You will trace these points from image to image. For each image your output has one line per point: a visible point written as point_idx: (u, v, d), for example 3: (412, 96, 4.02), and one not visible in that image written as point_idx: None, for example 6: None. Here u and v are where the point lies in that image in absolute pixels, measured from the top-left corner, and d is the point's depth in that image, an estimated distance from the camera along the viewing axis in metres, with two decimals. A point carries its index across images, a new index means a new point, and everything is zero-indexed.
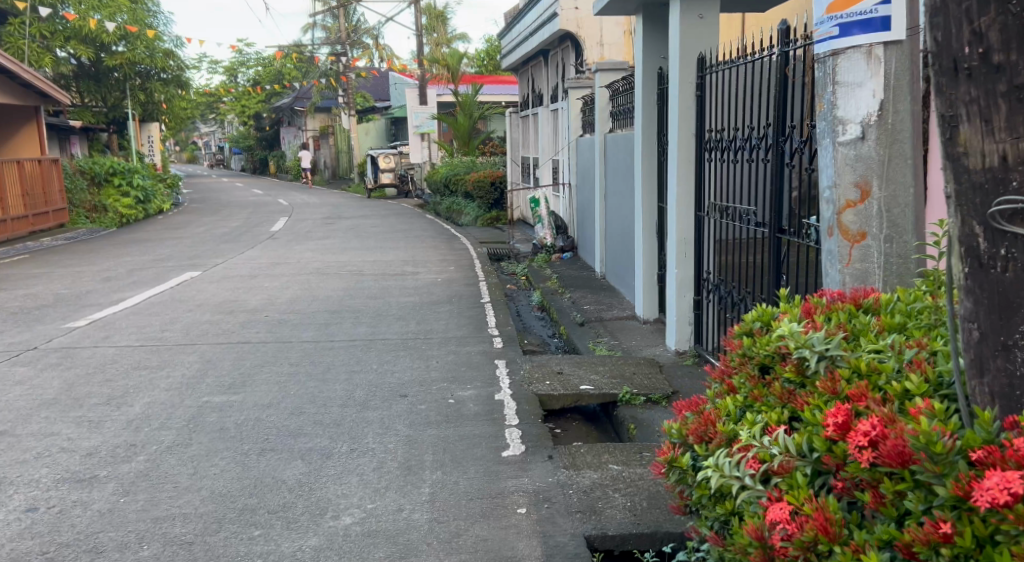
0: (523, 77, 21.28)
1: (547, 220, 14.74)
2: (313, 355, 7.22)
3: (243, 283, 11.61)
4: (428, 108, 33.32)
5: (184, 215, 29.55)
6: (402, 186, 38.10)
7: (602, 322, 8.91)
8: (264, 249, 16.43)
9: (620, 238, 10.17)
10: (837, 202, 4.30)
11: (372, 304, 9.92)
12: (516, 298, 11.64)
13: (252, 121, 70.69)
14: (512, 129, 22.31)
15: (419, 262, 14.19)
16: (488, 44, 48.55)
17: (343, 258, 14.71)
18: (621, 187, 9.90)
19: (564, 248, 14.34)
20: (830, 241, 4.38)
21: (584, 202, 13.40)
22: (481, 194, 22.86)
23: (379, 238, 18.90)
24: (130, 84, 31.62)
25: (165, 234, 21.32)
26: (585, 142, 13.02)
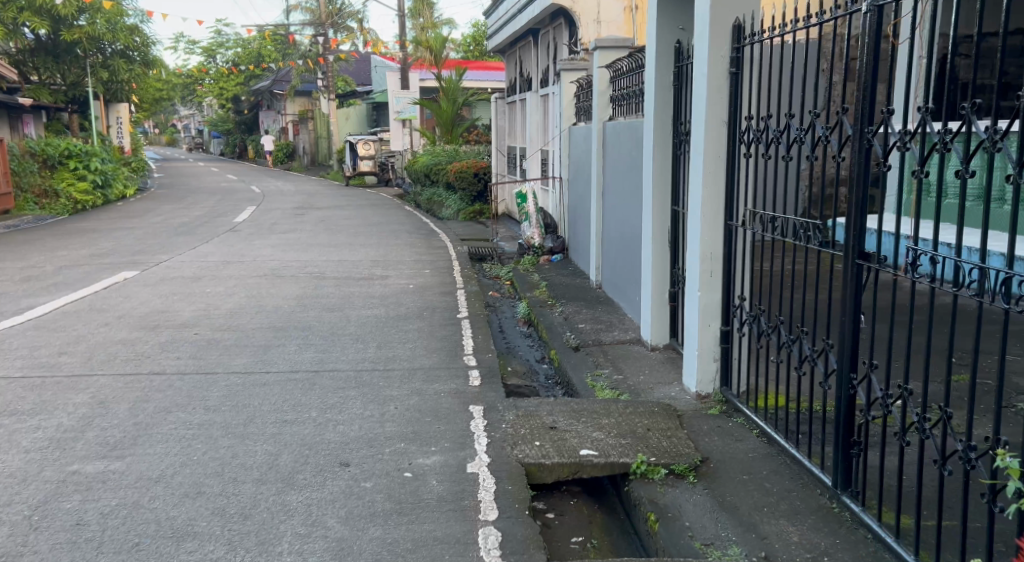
0: (510, 59, 19.72)
1: (535, 217, 13.21)
2: (237, 394, 5.73)
3: (182, 288, 10.11)
4: (410, 93, 31.70)
5: (147, 201, 28.03)
6: (383, 175, 36.51)
7: (602, 347, 7.38)
8: (219, 244, 14.91)
9: (623, 244, 8.62)
10: None
11: (327, 318, 8.42)
12: (500, 310, 10.14)
13: (231, 104, 68.97)
14: (498, 116, 20.74)
15: (391, 263, 12.66)
16: (474, 29, 46.84)
17: (306, 257, 13.19)
18: (626, 186, 8.36)
19: (554, 249, 12.88)
20: None
21: (577, 199, 11.87)
22: (463, 186, 21.33)
23: (351, 232, 17.38)
24: (90, 60, 30.87)
25: (119, 223, 19.81)
26: (580, 131, 11.50)
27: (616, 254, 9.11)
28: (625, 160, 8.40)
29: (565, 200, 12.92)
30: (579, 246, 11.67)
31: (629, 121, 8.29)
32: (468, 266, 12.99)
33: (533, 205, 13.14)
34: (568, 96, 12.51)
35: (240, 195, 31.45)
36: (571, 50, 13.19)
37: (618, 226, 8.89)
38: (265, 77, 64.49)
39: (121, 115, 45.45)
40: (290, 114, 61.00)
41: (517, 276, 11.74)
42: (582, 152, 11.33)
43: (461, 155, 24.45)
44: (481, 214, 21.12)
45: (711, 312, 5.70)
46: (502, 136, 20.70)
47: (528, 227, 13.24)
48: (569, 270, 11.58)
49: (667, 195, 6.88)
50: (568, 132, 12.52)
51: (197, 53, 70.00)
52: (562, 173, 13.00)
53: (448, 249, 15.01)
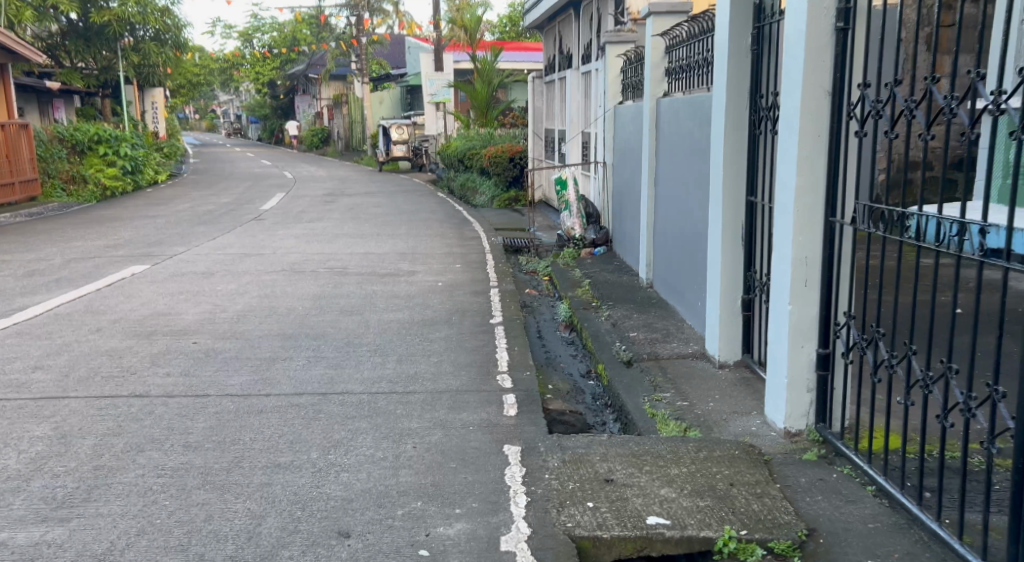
0: (548, 38, 18.62)
1: (575, 206, 12.04)
2: (226, 425, 4.79)
3: (190, 285, 9.21)
4: (444, 75, 30.72)
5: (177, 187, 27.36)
6: (417, 160, 35.65)
7: (659, 361, 6.34)
8: (239, 234, 14.04)
9: (680, 240, 7.58)
10: None
11: (343, 323, 7.46)
12: (537, 311, 9.13)
13: (267, 89, 68.48)
14: (535, 97, 19.64)
15: (420, 256, 11.68)
16: (511, 10, 45.69)
17: (330, 249, 12.26)
18: (684, 173, 7.35)
19: (597, 241, 11.84)
20: None
21: (622, 186, 10.80)
22: (499, 172, 20.31)
23: (380, 221, 16.44)
24: (121, 43, 30.23)
25: (142, 211, 19.05)
26: (627, 109, 10.39)
27: (669, 250, 8.06)
28: (684, 144, 7.38)
29: (609, 186, 11.84)
30: (625, 238, 10.62)
31: (688, 97, 7.24)
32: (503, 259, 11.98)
33: (573, 193, 12.06)
34: (612, 72, 11.45)
35: (272, 181, 30.70)
36: (618, 20, 12.13)
37: (673, 218, 7.85)
38: (300, 62, 63.87)
39: (155, 99, 44.85)
40: (325, 99, 60.37)
41: (556, 271, 10.71)
42: (629, 133, 10.24)
43: (497, 139, 23.42)
44: (517, 201, 20.10)
45: (806, 330, 4.67)
46: (540, 119, 19.62)
47: (568, 218, 12.11)
48: (613, 264, 10.53)
49: (742, 185, 5.90)
50: (613, 111, 11.41)
51: (233, 38, 69.59)
52: (605, 158, 11.90)
53: (482, 239, 14.01)
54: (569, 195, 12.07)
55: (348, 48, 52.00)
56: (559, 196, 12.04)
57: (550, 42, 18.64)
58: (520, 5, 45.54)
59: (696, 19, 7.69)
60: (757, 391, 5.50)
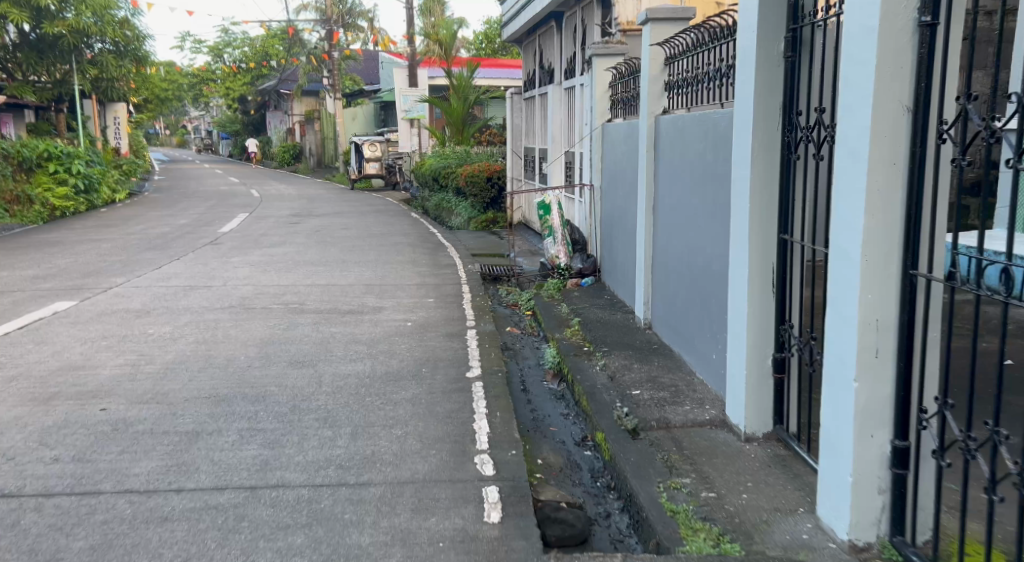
0: (528, 52, 17.58)
1: (560, 232, 11.02)
2: (113, 544, 3.65)
3: (120, 329, 8.05)
4: (418, 91, 29.63)
5: (135, 208, 26.06)
6: (390, 178, 34.52)
7: (670, 432, 5.22)
8: (190, 263, 12.85)
9: (687, 282, 6.47)
10: None
11: (292, 379, 6.33)
12: (520, 356, 8.00)
13: (238, 104, 67.16)
14: (514, 114, 18.58)
15: (388, 288, 10.56)
16: (487, 25, 44.69)
17: (288, 281, 11.11)
18: (693, 204, 6.26)
19: (584, 271, 10.79)
20: None
21: (614, 213, 9.72)
22: (476, 192, 19.22)
23: (347, 246, 15.29)
24: (77, 56, 28.97)
25: (90, 234, 17.79)
26: (619, 128, 9.34)
27: (674, 293, 6.94)
28: (691, 170, 6.30)
29: (598, 211, 10.79)
30: (616, 274, 9.52)
31: (697, 115, 6.17)
32: (480, 291, 10.88)
33: (558, 219, 11.01)
34: (600, 89, 10.45)
35: (236, 200, 29.43)
36: (604, 30, 11.10)
37: (679, 252, 6.74)
38: (272, 78, 62.66)
39: (119, 115, 43.39)
40: (297, 115, 59.05)
41: (541, 306, 9.59)
42: (621, 156, 9.18)
43: (473, 157, 22.33)
44: (495, 222, 19.02)
45: (878, 416, 3.53)
46: (519, 137, 18.56)
47: (552, 246, 11.04)
48: (603, 300, 9.44)
49: (773, 220, 4.80)
50: (603, 130, 10.36)
51: (203, 52, 68.14)
52: (593, 181, 10.85)
53: (457, 267, 12.90)
54: (553, 221, 11.02)
55: (320, 63, 50.78)
56: (543, 222, 10.97)
57: (529, 56, 17.59)
58: (496, 21, 44.56)
59: (707, 22, 6.57)
60: (799, 479, 4.39)
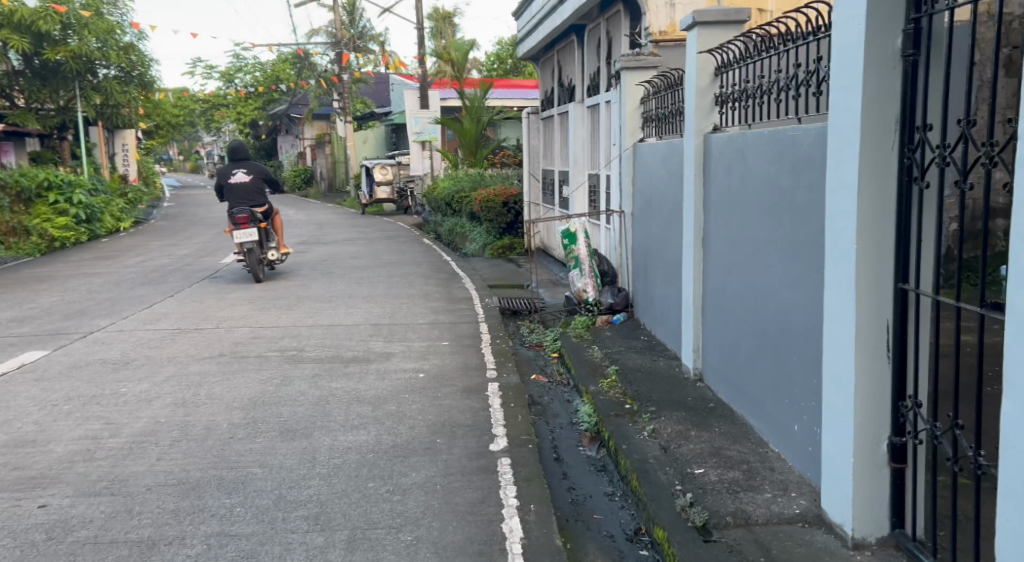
0: (545, 68, 16.60)
1: (589, 264, 9.97)
2: None
3: (90, 388, 7.05)
4: (430, 113, 28.72)
5: (139, 237, 25.19)
6: (401, 202, 33.59)
7: (752, 532, 4.13)
8: (184, 301, 11.88)
9: (753, 331, 5.42)
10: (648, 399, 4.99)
11: (280, 453, 5.31)
12: (549, 412, 6.92)
13: (249, 129, 66.67)
14: (530, 134, 17.56)
15: (397, 329, 9.54)
16: (499, 45, 43.86)
17: (287, 322, 10.10)
18: (759, 239, 5.22)
19: (615, 307, 9.77)
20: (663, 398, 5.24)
21: (650, 241, 8.68)
22: (491, 217, 18.22)
23: (355, 278, 14.30)
24: (80, 82, 28.26)
25: (85, 268, 16.87)
26: (657, 145, 8.32)
27: (733, 341, 5.88)
28: (755, 197, 5.25)
29: (630, 240, 9.79)
30: (654, 309, 8.48)
31: (759, 131, 5.13)
32: (499, 329, 9.84)
33: (585, 249, 9.95)
34: (631, 105, 9.49)
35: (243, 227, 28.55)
36: (635, 42, 10.14)
37: (739, 295, 5.67)
38: (283, 102, 62.11)
39: (127, 142, 42.62)
40: (307, 139, 58.37)
41: (569, 349, 8.51)
42: (659, 176, 8.14)
43: (488, 180, 21.35)
44: (511, 249, 18.00)
45: None
46: (536, 158, 17.56)
47: (578, 278, 9.91)
48: (639, 341, 8.37)
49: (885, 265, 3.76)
50: (636, 146, 9.33)
51: (214, 77, 67.70)
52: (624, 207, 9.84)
53: (473, 301, 11.86)
54: (580, 251, 9.94)
55: (330, 86, 50.06)
56: (568, 251, 9.92)
57: (546, 73, 16.63)
58: (508, 41, 43.74)
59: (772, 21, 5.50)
60: None
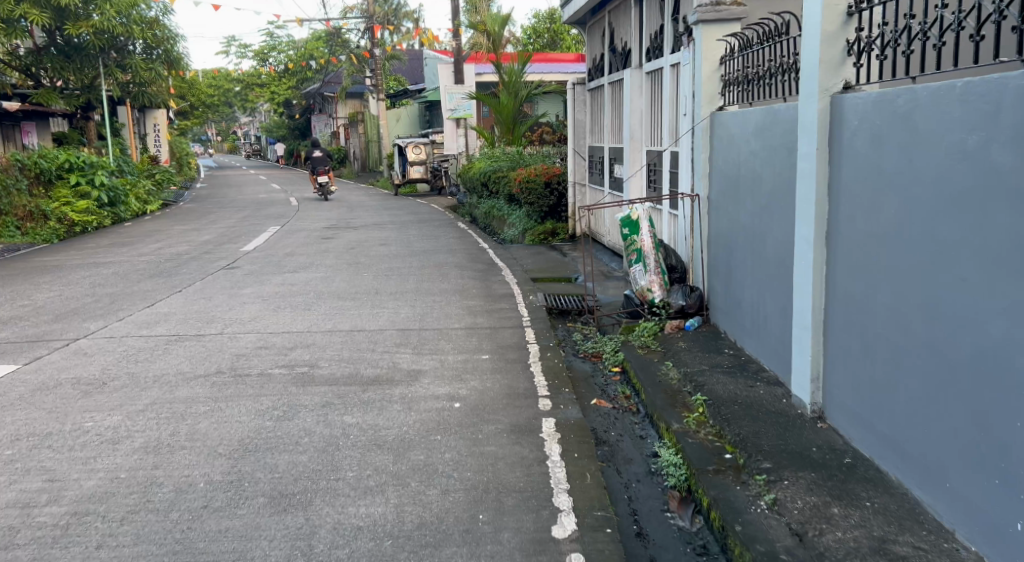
0: (594, 35, 15.02)
1: (653, 259, 8.54)
2: None
3: (48, 418, 5.63)
4: (465, 88, 27.16)
5: (163, 220, 23.87)
6: (435, 182, 32.14)
7: None
8: (190, 296, 10.50)
9: (924, 368, 4.12)
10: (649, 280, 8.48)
11: (269, 539, 3.87)
12: (620, 457, 5.46)
13: (281, 108, 65.61)
14: (576, 108, 15.96)
15: (428, 337, 8.09)
16: (535, 19, 42.09)
17: (303, 326, 8.66)
18: (943, 245, 3.95)
19: (686, 309, 8.32)
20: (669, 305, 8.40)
21: (737, 233, 7.30)
22: (532, 200, 16.69)
23: (384, 269, 12.85)
24: (103, 59, 26.98)
25: (95, 256, 15.53)
26: (749, 113, 6.94)
27: (882, 377, 4.57)
28: (935, 186, 3.98)
29: (704, 228, 8.42)
30: (744, 318, 7.08)
31: (949, 98, 3.86)
32: (547, 335, 8.37)
33: (649, 241, 8.56)
34: (709, 67, 8.22)
35: (272, 210, 27.21)
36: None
37: (897, 316, 4.39)
38: (315, 80, 60.94)
39: (158, 122, 41.55)
40: (340, 118, 57.00)
41: (637, 368, 7.07)
42: (754, 153, 6.76)
43: (528, 160, 19.79)
44: (553, 234, 16.47)
45: None
46: (582, 135, 15.98)
47: (642, 276, 8.49)
48: (723, 357, 6.95)
49: None
50: (722, 114, 7.94)
51: (247, 55, 66.38)
52: (698, 189, 8.48)
53: (515, 298, 10.38)
54: (643, 243, 8.56)
55: (363, 63, 48.53)
56: (629, 243, 8.52)
57: (596, 39, 15.04)
58: (546, 14, 41.93)
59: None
60: None
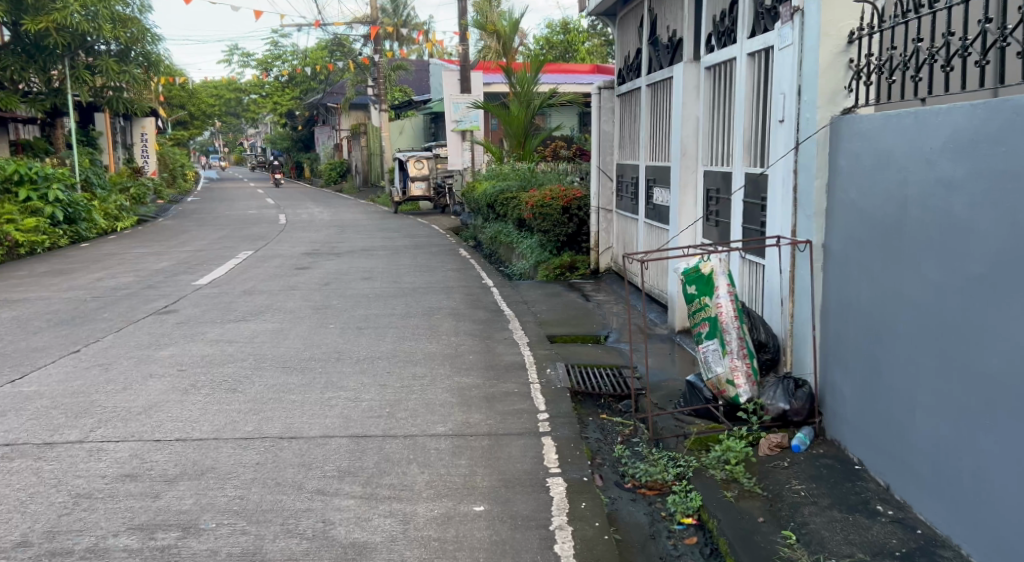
0: (628, 27, 12.25)
1: (740, 336, 5.79)
2: None
3: None
4: (472, 98, 24.40)
5: (129, 239, 21.07)
6: (439, 200, 29.40)
7: None
8: (84, 363, 7.66)
9: None
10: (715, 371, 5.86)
11: None
12: None
13: (285, 120, 63.12)
14: (601, 118, 13.14)
15: (393, 456, 5.25)
16: (548, 29, 39.36)
17: (213, 425, 5.84)
18: None
19: (790, 414, 5.51)
20: (741, 391, 5.70)
21: (890, 305, 4.61)
22: (547, 227, 13.88)
23: (360, 318, 10.03)
24: (71, 61, 24.32)
25: (13, 289, 12.72)
26: (930, 116, 4.23)
27: None
28: None
29: (816, 292, 5.63)
30: (903, 450, 4.37)
31: None
32: (575, 449, 5.51)
33: (729, 306, 5.84)
34: (828, 47, 5.45)
35: (255, 229, 24.44)
36: None
37: None
38: (319, 91, 58.40)
39: (146, 131, 38.96)
40: (343, 130, 54.31)
41: (732, 539, 4.27)
42: (943, 180, 4.07)
43: (541, 179, 16.98)
44: (572, 269, 13.68)
45: None
46: (609, 150, 13.17)
47: (721, 361, 5.82)
48: (882, 531, 4.16)
49: None
50: (859, 117, 5.15)
51: (250, 65, 63.92)
52: (807, 233, 5.70)
53: (526, 371, 7.56)
54: (720, 309, 5.86)
55: (367, 72, 45.82)
56: (698, 308, 5.94)
57: (631, 33, 12.29)
58: (560, 23, 39.13)
59: None
60: None
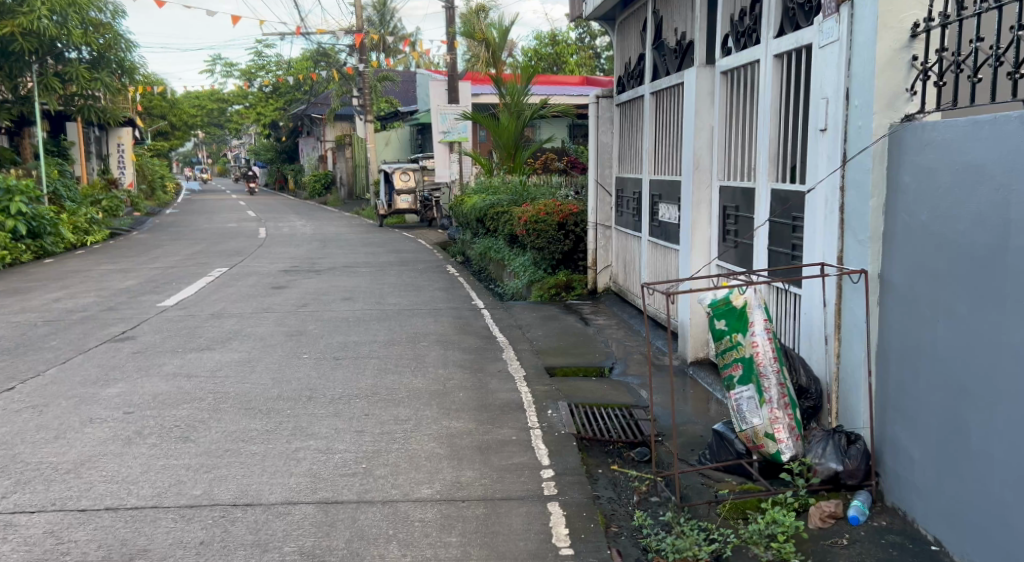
0: (629, 31, 11.42)
1: (780, 380, 4.96)
2: None
3: None
4: (459, 108, 23.55)
5: (98, 255, 20.09)
6: (425, 213, 28.53)
7: None
8: (17, 404, 6.72)
9: None
10: (749, 422, 4.99)
11: None
12: None
13: (269, 131, 62.16)
14: (599, 128, 12.29)
15: (368, 533, 4.36)
16: (536, 40, 38.62)
17: (153, 489, 4.92)
18: None
19: (844, 476, 4.68)
20: (784, 447, 4.86)
21: (992, 355, 3.86)
22: (541, 244, 12.98)
23: (337, 347, 9.13)
24: (40, 68, 23.35)
25: None
26: None
27: None
28: None
29: (869, 329, 4.74)
30: None
31: None
32: (587, 521, 4.63)
33: (766, 346, 5.01)
34: (887, 41, 4.56)
35: (233, 243, 23.49)
36: None
37: None
38: (303, 102, 57.49)
39: (123, 142, 37.97)
40: (328, 141, 53.38)
41: None
42: None
43: (533, 192, 16.11)
44: (568, 288, 12.80)
45: None
46: (607, 162, 12.33)
47: (758, 411, 4.94)
48: None
49: None
50: (933, 123, 4.26)
51: (234, 75, 62.97)
52: (858, 259, 4.81)
53: (524, 412, 6.67)
54: (756, 349, 5.00)
55: (351, 82, 44.95)
56: (726, 346, 5.07)
57: (632, 37, 11.45)
58: (548, 34, 38.40)
59: None
60: None
